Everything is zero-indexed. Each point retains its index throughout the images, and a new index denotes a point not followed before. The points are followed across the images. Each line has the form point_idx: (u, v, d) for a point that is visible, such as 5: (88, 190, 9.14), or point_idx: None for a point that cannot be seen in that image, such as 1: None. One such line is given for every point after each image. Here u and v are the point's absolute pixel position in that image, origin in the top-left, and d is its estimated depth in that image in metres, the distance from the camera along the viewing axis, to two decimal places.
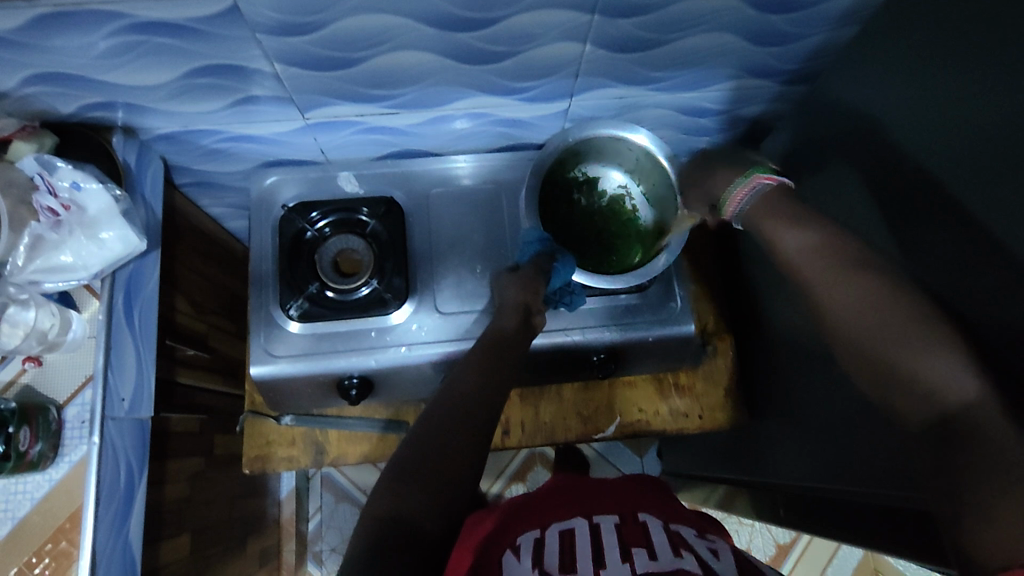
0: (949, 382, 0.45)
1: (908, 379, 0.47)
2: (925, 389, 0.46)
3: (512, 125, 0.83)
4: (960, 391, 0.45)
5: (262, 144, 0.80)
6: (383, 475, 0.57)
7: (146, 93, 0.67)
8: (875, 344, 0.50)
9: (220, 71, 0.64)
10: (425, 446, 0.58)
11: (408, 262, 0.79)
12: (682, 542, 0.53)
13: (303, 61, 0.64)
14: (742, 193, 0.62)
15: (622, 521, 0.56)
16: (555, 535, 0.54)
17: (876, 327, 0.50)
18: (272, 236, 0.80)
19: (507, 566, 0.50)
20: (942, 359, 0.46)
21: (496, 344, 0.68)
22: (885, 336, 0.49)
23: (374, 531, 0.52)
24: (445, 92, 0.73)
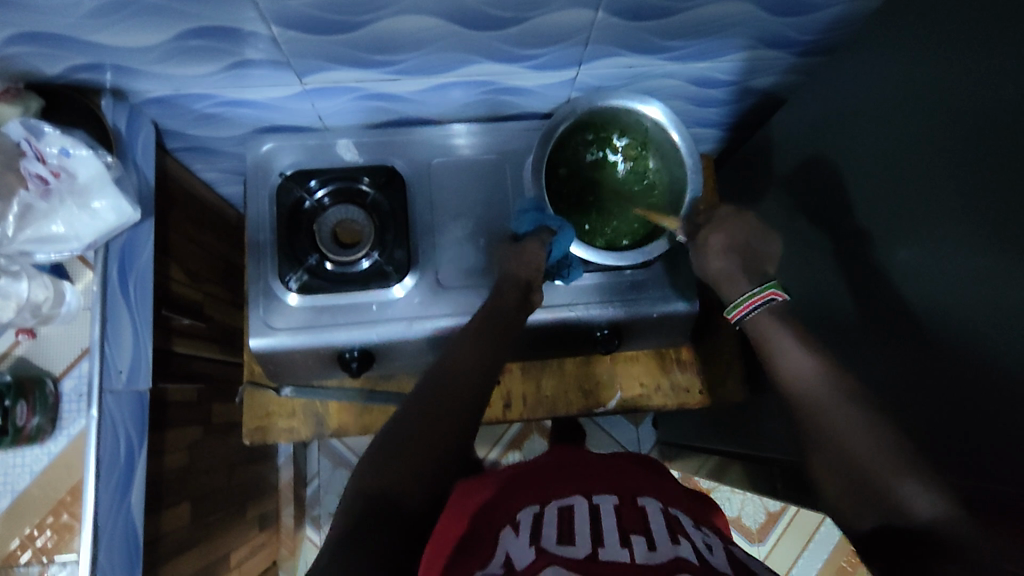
0: (917, 504, 0.48)
1: (876, 493, 0.50)
2: (887, 506, 0.50)
3: (517, 93, 0.80)
4: (923, 511, 0.48)
5: (258, 109, 0.77)
6: (370, 451, 0.58)
7: (136, 55, 0.63)
8: (860, 464, 0.52)
9: (214, 33, 0.61)
10: (412, 432, 0.59)
11: (409, 234, 0.77)
12: (679, 529, 0.52)
13: (301, 23, 0.61)
14: (753, 304, 0.65)
15: (620, 503, 0.56)
16: (553, 511, 0.54)
17: (866, 441, 0.53)
18: (268, 204, 0.78)
19: (502, 540, 0.50)
20: (912, 481, 0.49)
21: (485, 320, 0.70)
22: (866, 454, 0.52)
23: (360, 508, 0.53)
24: (448, 58, 0.70)
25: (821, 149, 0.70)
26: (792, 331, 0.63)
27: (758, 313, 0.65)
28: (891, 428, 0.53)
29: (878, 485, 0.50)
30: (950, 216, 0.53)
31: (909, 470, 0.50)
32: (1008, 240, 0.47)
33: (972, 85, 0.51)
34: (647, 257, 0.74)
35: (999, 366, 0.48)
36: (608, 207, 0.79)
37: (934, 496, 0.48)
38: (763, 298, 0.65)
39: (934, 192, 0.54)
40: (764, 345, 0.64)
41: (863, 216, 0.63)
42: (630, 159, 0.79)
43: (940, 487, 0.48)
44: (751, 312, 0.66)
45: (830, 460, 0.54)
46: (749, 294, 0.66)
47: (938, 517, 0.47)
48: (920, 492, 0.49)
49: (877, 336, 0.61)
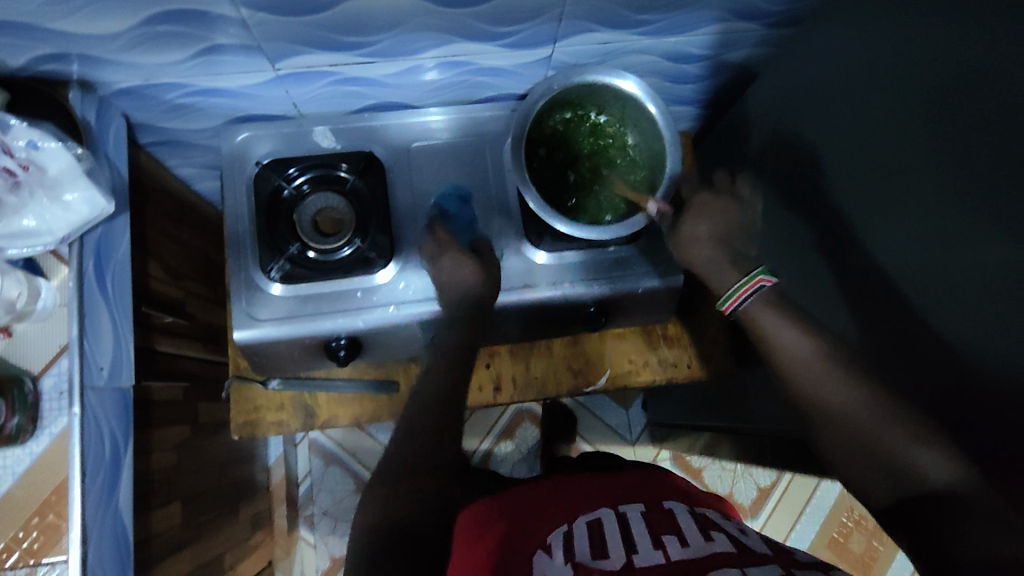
0: (930, 468, 0.50)
1: (893, 468, 0.51)
2: (904, 478, 0.51)
3: (494, 74, 0.80)
4: (937, 474, 0.49)
5: (231, 99, 0.75)
6: (377, 477, 0.60)
7: (101, 43, 0.62)
8: (869, 440, 0.53)
9: (182, 17, 0.60)
10: (414, 451, 0.61)
11: (391, 219, 0.77)
12: (710, 525, 0.52)
13: (273, 6, 0.60)
14: (745, 294, 0.62)
15: (648, 510, 0.56)
16: (583, 528, 0.54)
17: (870, 414, 0.53)
18: (246, 195, 0.76)
19: (537, 562, 0.50)
20: (925, 448, 0.50)
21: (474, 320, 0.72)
22: (870, 427, 0.53)
23: (375, 541, 0.56)
24: (423, 38, 0.69)
25: (797, 117, 0.71)
26: (780, 311, 0.61)
27: (750, 301, 0.62)
28: (892, 396, 0.53)
29: (887, 457, 0.52)
30: (926, 170, 0.53)
31: (917, 435, 0.51)
32: (984, 188, 0.48)
33: (944, 42, 0.51)
34: (634, 226, 0.72)
35: (985, 314, 0.48)
36: (592, 185, 0.78)
37: (944, 457, 0.49)
38: (752, 286, 0.62)
39: (909, 148, 0.55)
40: (755, 329, 0.62)
41: (840, 178, 0.64)
42: (608, 138, 0.79)
43: (951, 448, 0.50)
44: (745, 299, 0.62)
45: (837, 438, 0.55)
46: (738, 284, 0.63)
47: (952, 478, 0.49)
48: (935, 458, 0.50)
49: (856, 297, 0.62)
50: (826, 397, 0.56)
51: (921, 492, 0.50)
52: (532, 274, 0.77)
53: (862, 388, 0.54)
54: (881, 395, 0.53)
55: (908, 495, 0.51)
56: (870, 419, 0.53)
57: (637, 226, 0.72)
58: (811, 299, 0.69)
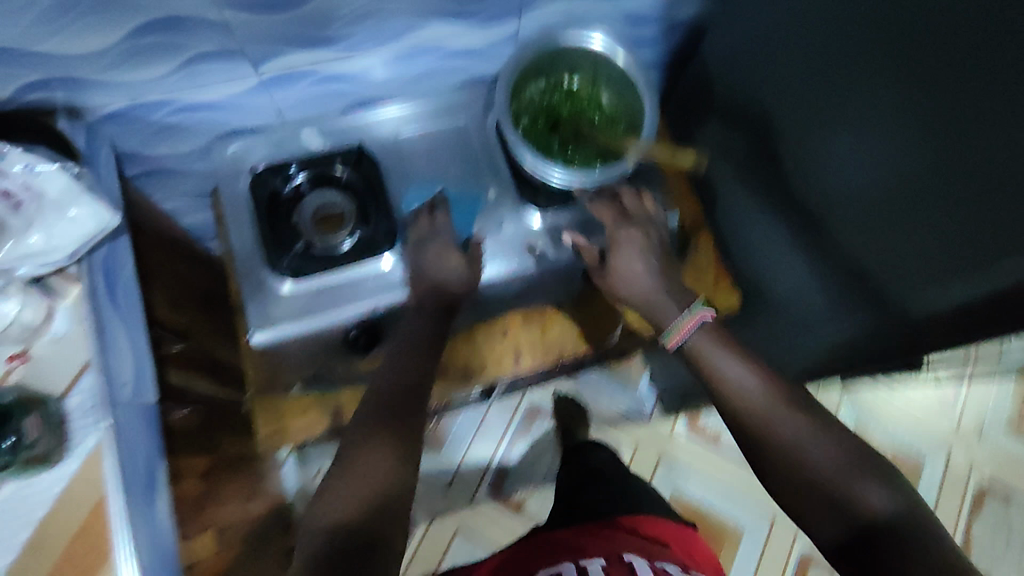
0: (874, 504, 0.54)
1: (839, 501, 0.55)
2: (847, 514, 0.54)
3: (466, 56, 0.83)
4: (877, 510, 0.53)
5: (217, 112, 0.77)
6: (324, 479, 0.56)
7: (89, 61, 0.63)
8: (816, 476, 0.57)
9: (168, 24, 0.62)
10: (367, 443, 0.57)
11: (390, 205, 0.78)
12: None
13: (254, 4, 0.62)
14: (689, 324, 0.66)
15: (608, 563, 0.62)
16: None
17: (819, 449, 0.58)
18: (243, 202, 0.77)
19: None
20: (867, 484, 0.55)
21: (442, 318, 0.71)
22: (819, 464, 0.57)
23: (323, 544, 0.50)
24: (397, 24, 0.72)
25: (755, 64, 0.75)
26: (728, 347, 0.66)
27: (695, 333, 0.66)
28: (834, 438, 0.58)
29: (835, 492, 0.55)
30: (884, 69, 0.59)
31: (863, 474, 0.55)
32: (955, 76, 0.52)
33: None
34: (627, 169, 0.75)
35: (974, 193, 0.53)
36: (578, 142, 0.79)
37: (884, 495, 0.54)
38: (697, 316, 0.67)
39: (870, 59, 0.59)
40: (701, 363, 0.66)
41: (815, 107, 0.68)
42: (583, 98, 0.81)
43: (892, 488, 0.54)
44: (688, 333, 0.67)
45: (783, 474, 0.58)
46: (679, 319, 0.67)
47: (892, 514, 0.53)
48: (879, 494, 0.54)
49: (845, 206, 0.66)
50: (777, 432, 0.60)
51: (866, 525, 0.53)
52: (538, 233, 0.79)
53: (812, 428, 0.59)
54: (829, 434, 0.59)
55: (852, 533, 0.54)
56: (817, 454, 0.57)
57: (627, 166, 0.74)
58: (803, 220, 0.74)
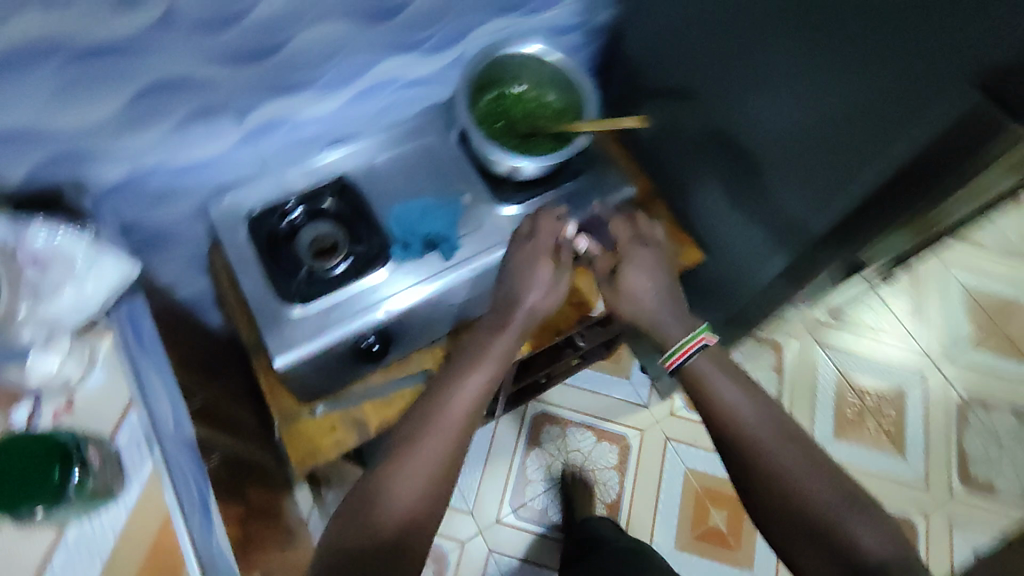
0: (866, 543, 0.58)
1: (832, 537, 0.59)
2: (842, 553, 0.58)
3: (416, 87, 0.93)
4: (872, 552, 0.57)
5: (208, 171, 0.82)
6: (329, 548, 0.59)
7: (93, 132, 0.67)
8: (809, 512, 0.61)
9: (164, 86, 0.67)
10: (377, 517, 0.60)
11: (377, 224, 0.85)
12: None
13: (237, 56, 0.68)
14: (693, 345, 0.72)
15: None
16: None
17: (818, 483, 0.62)
18: (244, 245, 0.83)
19: None
20: (861, 526, 0.59)
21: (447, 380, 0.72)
22: (819, 504, 0.61)
23: None
24: (359, 63, 0.81)
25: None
26: (728, 374, 0.70)
27: (695, 358, 0.71)
28: (831, 475, 0.62)
29: (826, 527, 0.60)
30: None
31: (854, 513, 0.60)
32: (893, 68, 0.58)
33: None
34: (577, 148, 0.83)
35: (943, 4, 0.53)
36: (533, 134, 0.88)
37: (875, 537, 0.58)
38: (697, 340, 0.72)
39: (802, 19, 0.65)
40: (700, 386, 0.70)
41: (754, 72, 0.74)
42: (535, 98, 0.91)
43: (886, 533, 0.58)
44: (686, 358, 0.72)
45: (779, 509, 0.62)
46: (685, 339, 0.72)
47: (886, 559, 0.57)
48: (872, 537, 0.58)
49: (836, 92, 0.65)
50: (776, 461, 0.64)
51: (858, 562, 0.57)
52: (515, 216, 0.86)
53: (813, 463, 0.63)
54: (829, 470, 0.63)
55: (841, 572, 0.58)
56: (812, 491, 0.61)
57: (572, 149, 0.83)
58: (801, 127, 0.71)
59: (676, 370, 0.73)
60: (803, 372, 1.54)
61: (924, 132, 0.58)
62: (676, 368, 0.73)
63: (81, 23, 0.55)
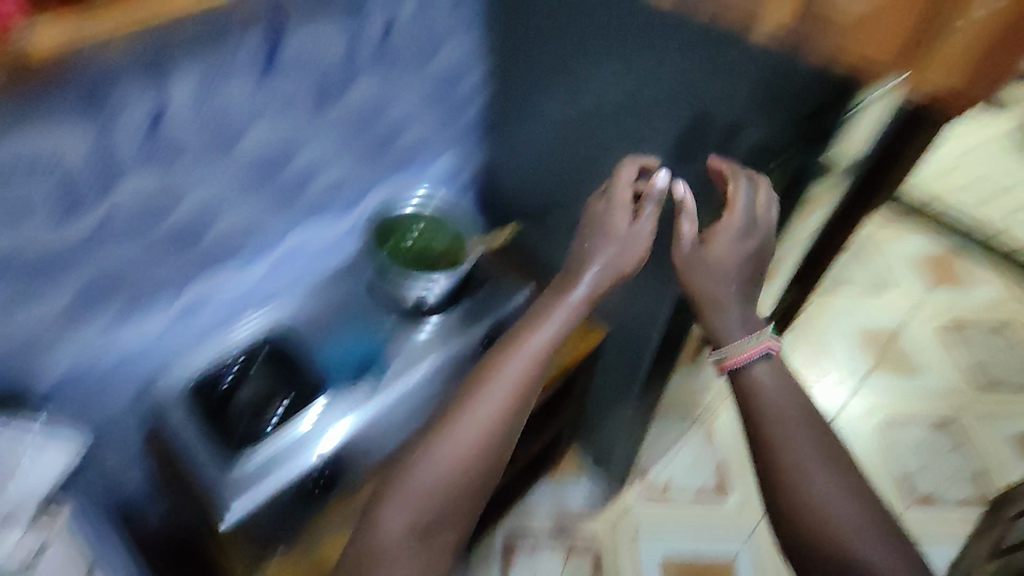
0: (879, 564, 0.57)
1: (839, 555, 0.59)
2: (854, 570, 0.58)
3: (326, 252, 0.96)
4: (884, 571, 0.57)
5: (138, 357, 0.79)
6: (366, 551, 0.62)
7: (34, 337, 0.67)
8: (824, 528, 0.60)
9: (105, 287, 0.71)
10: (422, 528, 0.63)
11: (305, 367, 0.85)
12: None
13: (168, 249, 0.74)
14: (754, 351, 0.68)
15: None
16: None
17: (842, 502, 0.60)
18: (178, 412, 0.79)
19: None
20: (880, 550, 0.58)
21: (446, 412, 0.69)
22: (842, 524, 0.59)
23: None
24: (273, 233, 0.86)
25: (576, 40, 0.80)
26: (779, 382, 0.67)
27: (755, 363, 0.68)
28: (863, 505, 0.61)
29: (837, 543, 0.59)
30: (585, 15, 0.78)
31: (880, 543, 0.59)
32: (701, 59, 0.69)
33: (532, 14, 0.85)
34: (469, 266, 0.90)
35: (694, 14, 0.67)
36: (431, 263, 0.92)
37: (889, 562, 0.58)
38: (763, 344, 0.68)
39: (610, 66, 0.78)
40: (744, 385, 0.68)
41: (595, 109, 0.83)
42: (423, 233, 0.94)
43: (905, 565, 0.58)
44: (749, 359, 0.68)
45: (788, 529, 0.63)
46: (753, 338, 0.68)
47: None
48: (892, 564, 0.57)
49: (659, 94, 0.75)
50: (811, 477, 0.62)
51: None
52: (433, 337, 0.89)
53: (849, 487, 0.62)
54: (863, 498, 0.61)
55: None
56: (838, 511, 0.60)
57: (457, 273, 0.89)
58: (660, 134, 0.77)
59: (731, 372, 0.69)
60: (737, 433, 1.60)
61: (748, 101, 0.69)
62: (731, 370, 0.69)
63: (27, 238, 0.61)
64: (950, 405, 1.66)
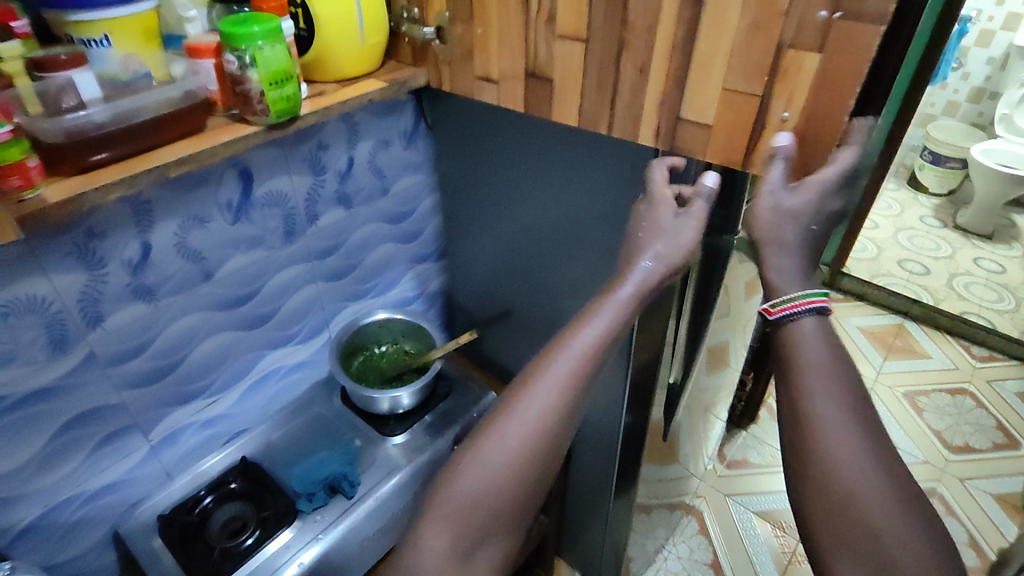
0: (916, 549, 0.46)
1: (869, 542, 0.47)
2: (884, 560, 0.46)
3: (303, 368, 1.00)
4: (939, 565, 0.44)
5: (119, 491, 0.82)
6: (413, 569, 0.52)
7: (10, 479, 0.70)
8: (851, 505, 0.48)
9: (83, 423, 0.74)
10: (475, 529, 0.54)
11: (280, 489, 0.87)
12: None
13: (144, 380, 0.78)
14: (804, 305, 0.55)
15: None
16: None
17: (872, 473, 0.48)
18: (156, 545, 0.81)
19: None
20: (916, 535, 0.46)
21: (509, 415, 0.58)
22: (870, 503, 0.47)
23: None
24: (246, 358, 0.90)
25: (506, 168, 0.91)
26: (816, 339, 0.55)
27: (805, 317, 0.55)
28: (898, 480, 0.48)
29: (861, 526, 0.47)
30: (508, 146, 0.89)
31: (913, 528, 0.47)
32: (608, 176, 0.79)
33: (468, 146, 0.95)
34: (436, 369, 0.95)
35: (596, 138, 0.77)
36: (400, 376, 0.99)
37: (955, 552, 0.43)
38: (812, 301, 0.55)
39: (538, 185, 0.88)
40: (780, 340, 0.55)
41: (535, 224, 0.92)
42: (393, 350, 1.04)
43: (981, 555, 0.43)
44: (799, 312, 0.55)
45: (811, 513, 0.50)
46: (805, 292, 0.56)
47: None
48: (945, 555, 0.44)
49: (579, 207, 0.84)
50: (829, 439, 0.50)
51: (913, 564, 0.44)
52: (407, 445, 0.92)
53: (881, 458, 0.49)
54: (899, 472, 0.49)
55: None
56: (868, 484, 0.48)
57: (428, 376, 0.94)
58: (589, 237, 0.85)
59: (773, 321, 0.57)
60: (726, 525, 1.57)
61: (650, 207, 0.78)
62: (777, 320, 0.57)
63: (10, 381, 0.66)
64: (923, 477, 1.66)
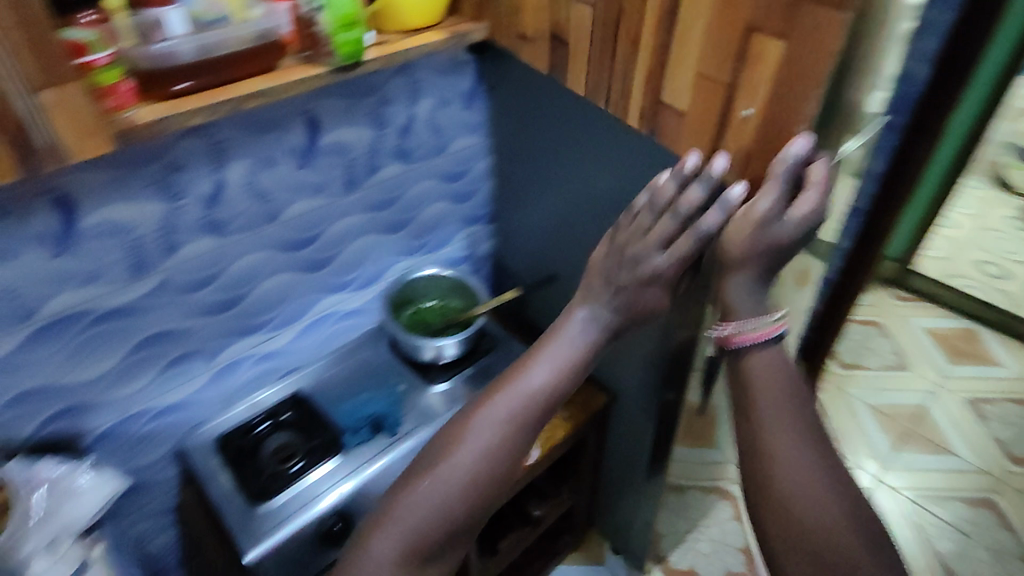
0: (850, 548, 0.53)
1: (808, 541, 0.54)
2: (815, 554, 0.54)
3: (354, 315, 1.05)
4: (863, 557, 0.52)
5: (181, 412, 0.90)
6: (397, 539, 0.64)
7: (89, 387, 0.78)
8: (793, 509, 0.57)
9: (157, 342, 0.81)
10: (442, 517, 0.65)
11: (327, 423, 0.92)
12: None
13: (212, 308, 0.84)
14: (766, 330, 0.63)
15: None
16: None
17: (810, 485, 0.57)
18: (213, 463, 0.88)
19: None
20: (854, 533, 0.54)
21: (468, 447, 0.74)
22: (812, 509, 0.55)
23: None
24: (304, 299, 0.95)
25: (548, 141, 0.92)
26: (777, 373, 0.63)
27: (768, 345, 0.64)
28: (839, 493, 0.56)
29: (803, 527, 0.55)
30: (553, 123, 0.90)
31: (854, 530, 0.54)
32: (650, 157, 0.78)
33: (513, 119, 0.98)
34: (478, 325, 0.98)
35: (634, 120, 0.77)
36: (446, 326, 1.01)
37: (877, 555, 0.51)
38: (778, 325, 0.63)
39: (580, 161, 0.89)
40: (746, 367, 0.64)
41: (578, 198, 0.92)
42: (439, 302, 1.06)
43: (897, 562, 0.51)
44: (764, 335, 0.64)
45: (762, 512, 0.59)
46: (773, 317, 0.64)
47: None
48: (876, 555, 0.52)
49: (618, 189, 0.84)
50: (781, 453, 0.59)
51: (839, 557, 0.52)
52: (447, 395, 0.96)
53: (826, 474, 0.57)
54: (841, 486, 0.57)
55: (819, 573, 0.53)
56: (810, 491, 0.56)
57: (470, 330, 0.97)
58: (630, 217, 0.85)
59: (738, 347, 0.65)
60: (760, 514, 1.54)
61: None
62: (736, 347, 0.65)
63: (96, 297, 0.73)
64: (977, 487, 1.58)
